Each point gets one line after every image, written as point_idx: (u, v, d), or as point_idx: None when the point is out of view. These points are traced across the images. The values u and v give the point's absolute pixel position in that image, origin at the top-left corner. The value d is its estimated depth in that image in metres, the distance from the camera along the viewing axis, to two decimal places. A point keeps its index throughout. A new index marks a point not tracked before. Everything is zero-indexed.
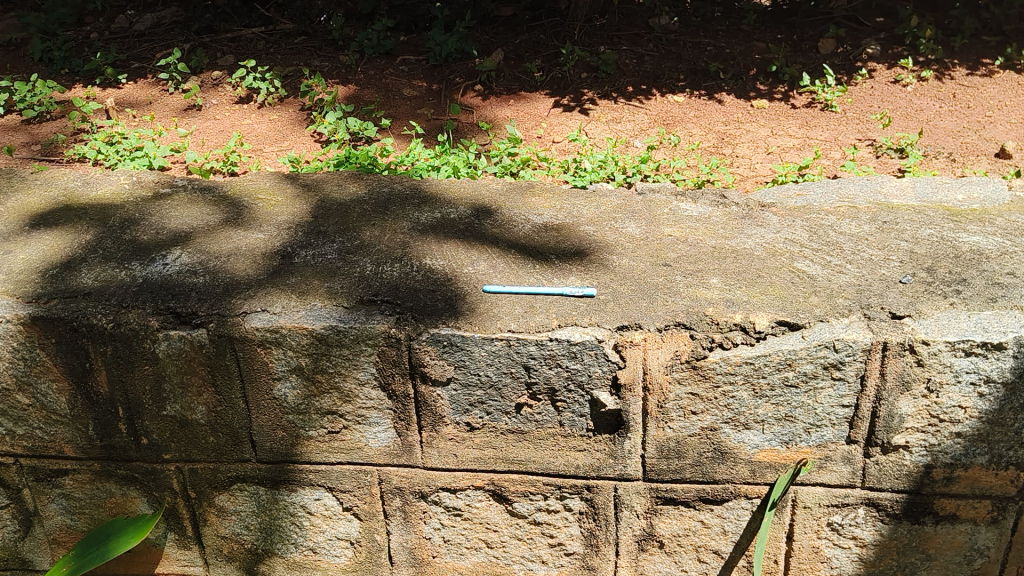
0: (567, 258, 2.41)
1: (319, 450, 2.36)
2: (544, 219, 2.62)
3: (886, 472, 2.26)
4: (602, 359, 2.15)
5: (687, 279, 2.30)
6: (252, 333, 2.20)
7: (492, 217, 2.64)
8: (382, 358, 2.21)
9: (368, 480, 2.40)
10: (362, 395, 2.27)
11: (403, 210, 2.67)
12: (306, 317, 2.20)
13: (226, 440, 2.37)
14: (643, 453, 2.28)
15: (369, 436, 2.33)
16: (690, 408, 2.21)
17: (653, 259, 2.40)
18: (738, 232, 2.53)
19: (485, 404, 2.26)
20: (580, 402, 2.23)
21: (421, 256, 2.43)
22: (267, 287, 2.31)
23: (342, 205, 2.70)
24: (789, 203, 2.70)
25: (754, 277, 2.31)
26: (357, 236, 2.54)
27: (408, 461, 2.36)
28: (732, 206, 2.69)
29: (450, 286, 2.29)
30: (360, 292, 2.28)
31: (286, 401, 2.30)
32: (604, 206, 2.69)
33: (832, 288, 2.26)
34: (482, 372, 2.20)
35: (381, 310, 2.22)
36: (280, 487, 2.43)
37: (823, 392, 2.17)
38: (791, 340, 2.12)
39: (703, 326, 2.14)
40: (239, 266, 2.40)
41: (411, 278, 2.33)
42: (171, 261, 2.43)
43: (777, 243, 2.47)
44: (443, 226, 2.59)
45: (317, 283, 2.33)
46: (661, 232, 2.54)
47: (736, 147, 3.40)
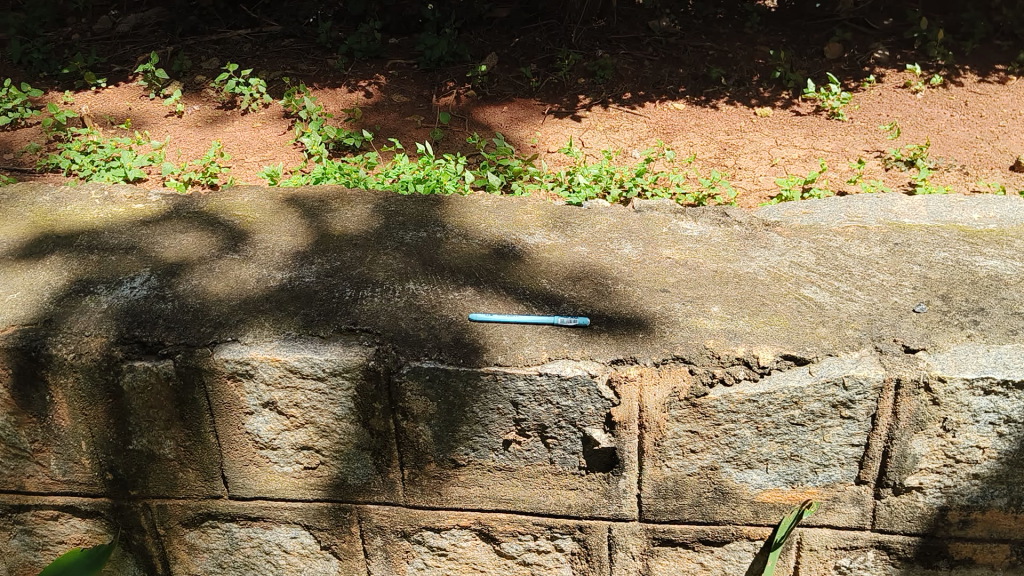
0: (559, 282, 2.27)
1: (295, 487, 2.23)
2: (536, 239, 2.47)
3: (898, 515, 2.12)
4: (595, 396, 2.01)
5: (687, 307, 2.16)
6: (221, 365, 2.07)
7: (481, 236, 2.49)
8: (360, 392, 2.07)
9: (347, 519, 2.27)
10: (340, 430, 2.13)
11: (387, 228, 2.53)
12: (278, 349, 2.06)
13: (196, 476, 2.23)
14: (639, 492, 2.14)
15: (347, 472, 2.19)
16: (689, 446, 2.07)
17: (651, 284, 2.26)
18: (741, 255, 2.38)
19: (471, 440, 2.11)
20: (571, 440, 2.09)
21: (405, 280, 2.29)
22: (239, 314, 2.17)
23: (323, 223, 2.56)
24: (795, 222, 2.55)
25: (758, 305, 2.17)
26: (338, 256, 2.40)
27: (390, 499, 2.22)
28: (735, 225, 2.55)
29: (434, 313, 2.15)
30: (338, 319, 2.14)
31: (259, 436, 2.16)
32: (599, 224, 2.55)
33: (841, 317, 2.13)
34: (467, 408, 2.06)
35: (360, 340, 2.08)
36: (254, 524, 2.30)
37: (831, 431, 2.03)
38: (797, 376, 1.98)
39: (703, 360, 2.00)
40: (211, 290, 2.26)
41: (393, 303, 2.19)
42: (139, 284, 2.28)
43: (783, 267, 2.33)
44: (429, 245, 2.44)
45: (293, 309, 2.19)
46: (660, 253, 2.40)
47: (738, 158, 3.26)
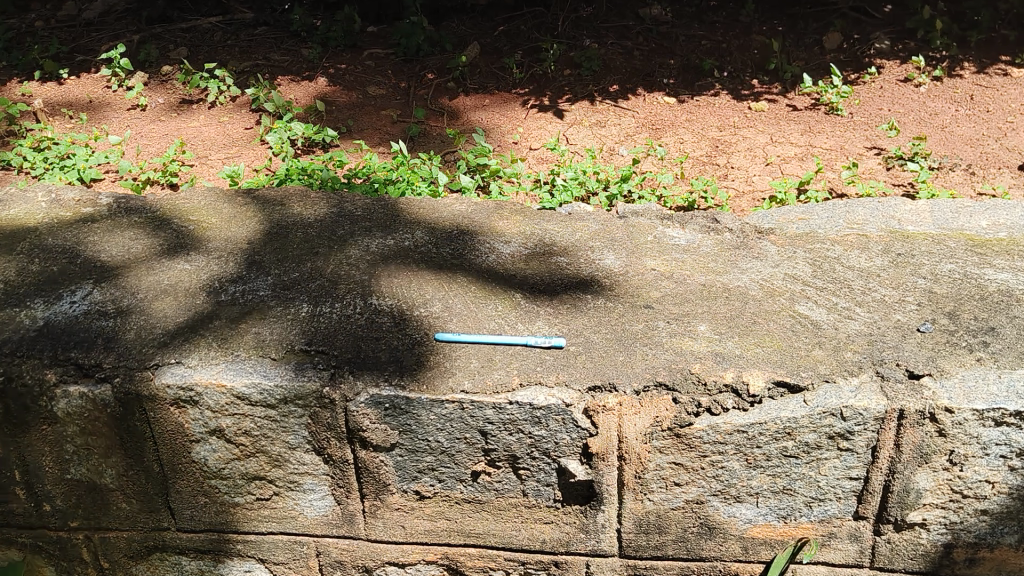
0: (535, 297, 2.09)
1: (248, 518, 2.06)
2: (511, 248, 2.30)
3: (899, 552, 1.96)
4: (571, 425, 1.83)
5: (672, 326, 1.99)
6: (163, 391, 1.89)
7: (453, 244, 2.31)
8: (315, 420, 1.90)
9: (304, 552, 2.11)
10: (294, 460, 1.97)
11: (351, 235, 2.35)
12: (225, 373, 1.88)
13: (141, 507, 2.06)
14: (619, 527, 1.97)
15: (304, 504, 2.03)
16: (672, 479, 1.90)
17: (633, 299, 2.09)
18: (731, 266, 2.21)
19: (436, 471, 1.94)
20: (546, 471, 1.92)
21: (367, 294, 2.11)
22: (185, 333, 1.99)
23: (284, 230, 2.38)
24: (790, 229, 2.38)
25: (749, 324, 2.00)
26: (296, 266, 2.22)
27: (349, 532, 2.06)
28: (726, 233, 2.37)
29: (397, 332, 1.98)
30: (293, 339, 1.97)
31: (206, 465, 1.99)
32: (580, 231, 2.37)
33: (839, 338, 1.95)
34: (432, 437, 1.89)
35: (314, 363, 1.90)
36: (205, 556, 2.13)
37: (828, 464, 1.86)
38: (791, 405, 1.81)
39: (688, 387, 1.82)
40: (156, 305, 2.08)
41: (353, 321, 2.02)
42: (80, 298, 2.10)
43: (777, 281, 2.16)
44: (395, 254, 2.27)
45: (244, 327, 2.01)
46: (644, 264, 2.22)
47: (731, 156, 3.08)
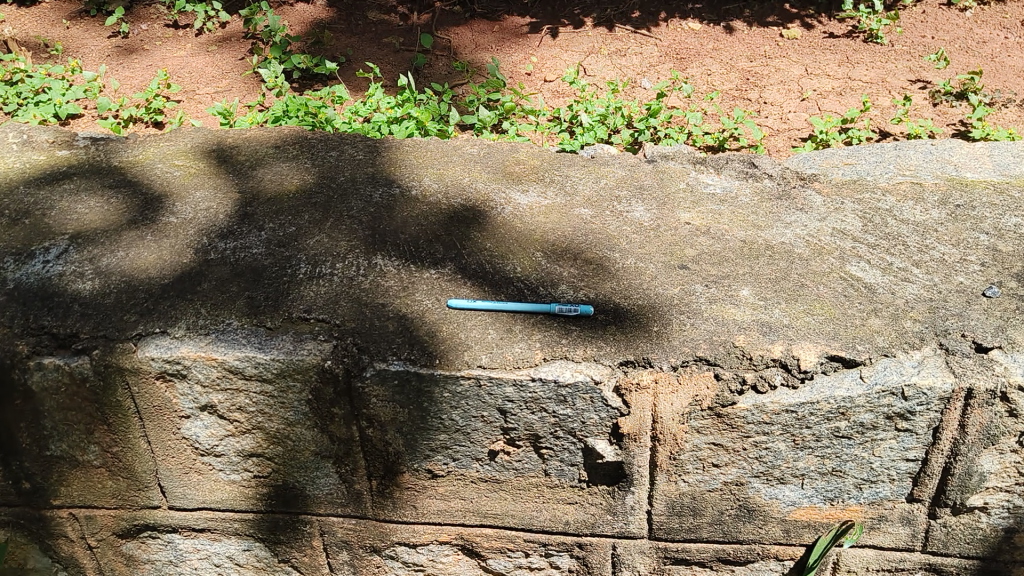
0: (557, 256, 1.89)
1: (244, 497, 1.90)
2: (529, 198, 2.09)
3: (955, 537, 1.80)
4: (600, 405, 1.65)
5: (710, 291, 1.79)
6: (148, 364, 1.71)
7: (465, 194, 2.10)
8: (316, 396, 1.72)
9: (306, 532, 1.94)
10: (294, 437, 1.79)
11: (353, 184, 2.14)
12: (216, 345, 1.70)
13: (128, 485, 1.89)
14: (649, 509, 1.81)
15: (305, 482, 1.86)
16: (710, 460, 1.73)
17: (666, 259, 1.89)
18: (773, 220, 2.00)
19: (450, 450, 1.77)
20: (571, 451, 1.74)
21: (371, 252, 1.91)
22: (171, 298, 1.80)
23: (279, 178, 2.17)
24: (836, 176, 2.16)
25: (795, 288, 1.80)
26: (293, 220, 2.02)
27: (356, 512, 1.89)
28: (766, 181, 2.16)
29: (406, 298, 1.78)
30: (290, 305, 1.77)
31: (198, 442, 1.82)
32: (605, 179, 2.16)
33: (897, 305, 1.76)
34: (445, 416, 1.71)
35: (315, 334, 1.71)
36: (200, 535, 1.98)
37: (883, 445, 1.69)
38: (845, 382, 1.63)
39: (731, 362, 1.64)
40: (139, 265, 1.88)
41: (357, 285, 1.82)
42: (54, 257, 1.90)
43: (824, 237, 1.95)
44: (401, 206, 2.06)
45: (236, 292, 1.81)
46: (677, 218, 2.01)
47: (763, 90, 2.84)
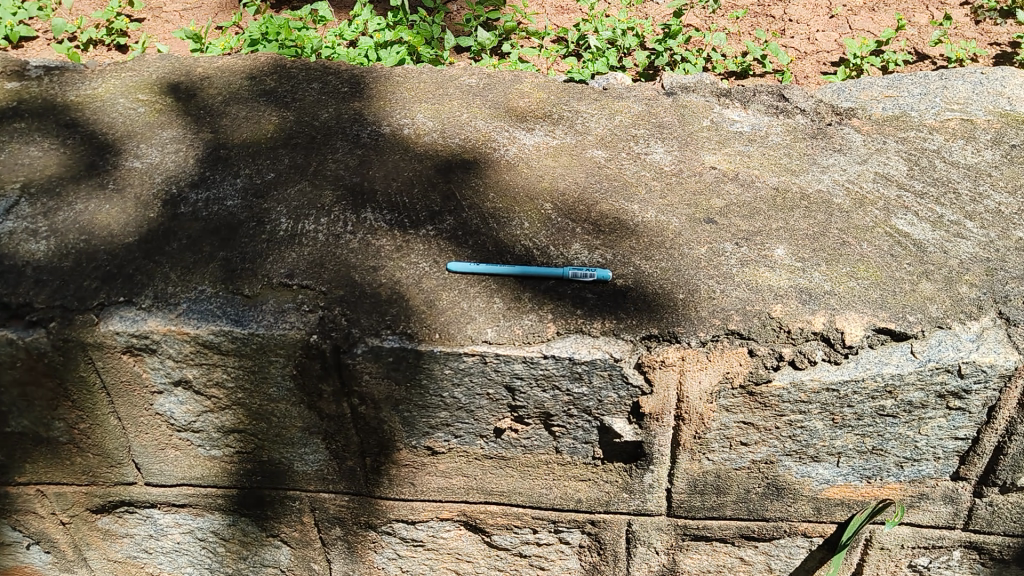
0: (568, 208, 1.69)
1: (227, 473, 1.74)
2: (535, 138, 1.87)
3: (1002, 515, 1.67)
4: (619, 382, 1.48)
5: (741, 251, 1.60)
6: (112, 338, 1.52)
7: (463, 134, 1.88)
8: (302, 372, 1.54)
9: (296, 507, 1.79)
10: (279, 413, 1.62)
11: (337, 123, 1.92)
12: (188, 317, 1.51)
13: (99, 462, 1.73)
14: (670, 487, 1.66)
15: (293, 457, 1.70)
16: (738, 439, 1.57)
17: (690, 211, 1.69)
18: (809, 163, 1.80)
19: (452, 426, 1.61)
20: (585, 429, 1.58)
21: (361, 205, 1.70)
22: (136, 262, 1.60)
23: (255, 117, 1.94)
24: (876, 111, 1.94)
25: (835, 246, 1.61)
26: (271, 165, 1.81)
27: (349, 488, 1.74)
28: (798, 117, 1.94)
29: (401, 260, 1.59)
30: (270, 269, 1.58)
31: (173, 418, 1.65)
32: (620, 115, 1.94)
33: (951, 266, 1.57)
34: (446, 393, 1.54)
35: (298, 304, 1.53)
36: (181, 510, 1.82)
37: (931, 423, 1.53)
38: (895, 358, 1.46)
39: (767, 335, 1.46)
40: (99, 222, 1.68)
41: (344, 244, 1.62)
42: (3, 212, 1.69)
43: (865, 183, 1.75)
44: (392, 148, 1.84)
45: (209, 254, 1.62)
46: (701, 161, 1.81)
47: (787, 5, 2.59)
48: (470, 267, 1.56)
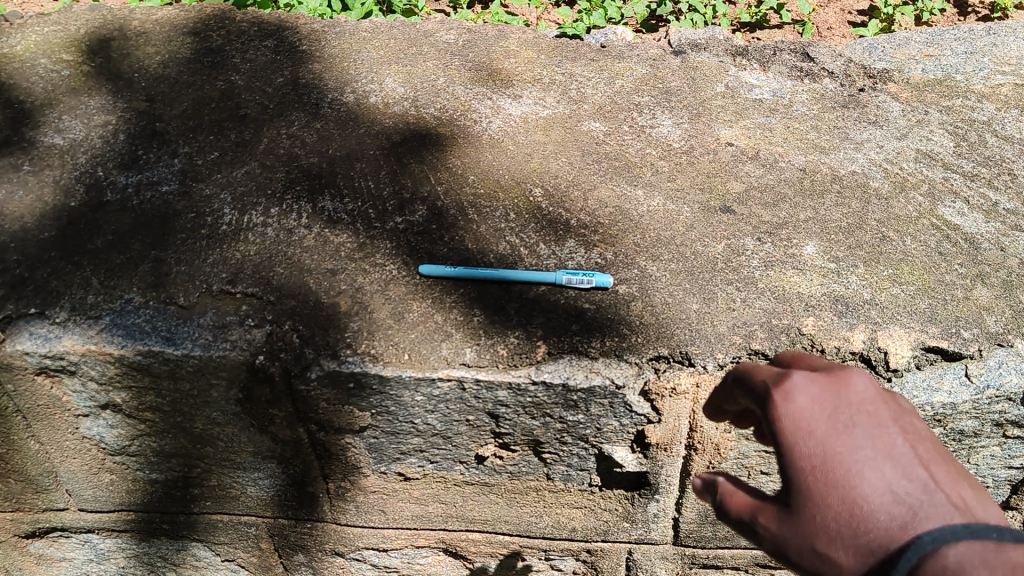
0: (561, 194, 1.45)
1: (171, 498, 1.52)
2: (523, 106, 1.61)
3: None
4: (622, 411, 1.26)
5: (765, 248, 1.36)
6: (21, 359, 1.28)
7: (439, 102, 1.62)
8: (248, 396, 1.31)
9: (253, 533, 1.58)
10: (226, 437, 1.40)
11: (293, 89, 1.66)
12: (110, 334, 1.27)
13: (23, 488, 1.51)
14: (678, 517, 1.45)
15: (246, 483, 1.48)
16: (759, 468, 1.36)
17: (704, 197, 1.44)
18: (840, 138, 1.56)
19: (426, 453, 1.38)
20: (581, 456, 1.36)
21: (318, 193, 1.46)
22: (51, 263, 1.35)
23: (197, 81, 1.67)
24: (915, 74, 1.70)
25: (874, 242, 1.38)
26: (215, 142, 1.55)
27: (311, 515, 1.53)
28: (826, 81, 1.68)
29: (363, 262, 1.35)
30: (208, 273, 1.34)
31: (104, 443, 1.42)
32: (620, 80, 1.68)
33: (1010, 267, 1.34)
34: (418, 419, 1.31)
35: (242, 318, 1.29)
36: (122, 535, 1.61)
37: (983, 452, 1.34)
38: (946, 383, 1.24)
39: None
40: (9, 212, 1.42)
41: (298, 241, 1.38)
42: None
43: (906, 162, 1.51)
44: (356, 121, 1.59)
45: (138, 253, 1.37)
46: (716, 136, 1.56)
47: None
48: (445, 271, 1.32)
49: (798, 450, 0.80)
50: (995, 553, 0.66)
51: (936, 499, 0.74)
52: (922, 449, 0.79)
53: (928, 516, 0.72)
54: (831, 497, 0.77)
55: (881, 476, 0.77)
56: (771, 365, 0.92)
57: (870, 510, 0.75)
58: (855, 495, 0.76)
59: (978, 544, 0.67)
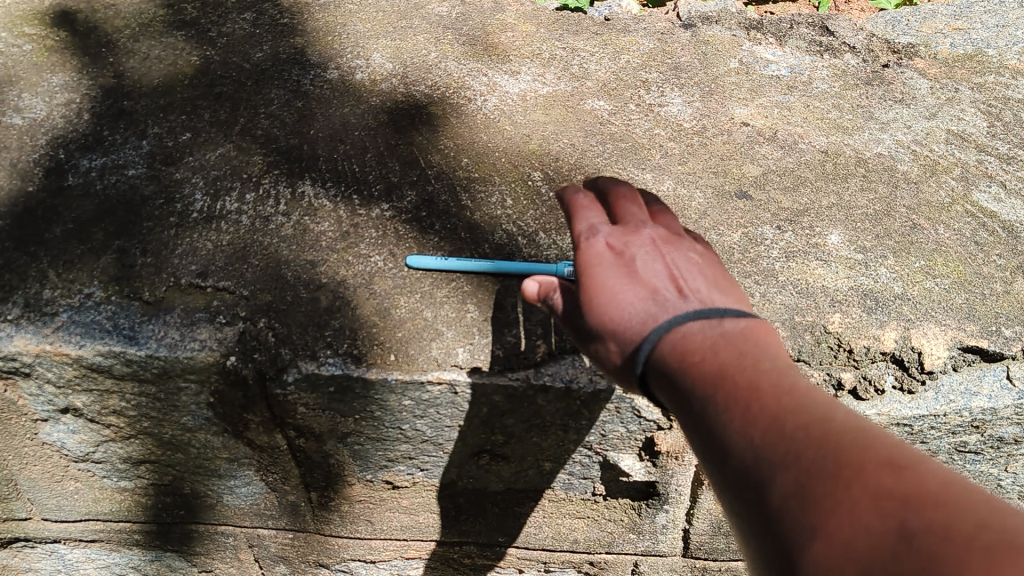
0: (562, 178, 1.33)
1: (141, 507, 1.41)
2: (521, 83, 1.49)
3: None
4: (631, 416, 1.18)
5: (786, 237, 1.24)
6: None
7: (431, 79, 1.50)
8: (221, 400, 1.20)
9: (231, 543, 1.48)
10: (198, 443, 1.29)
11: (273, 64, 1.54)
12: (68, 332, 1.16)
13: None
14: (688, 527, 1.38)
15: (221, 491, 1.37)
16: None
17: (718, 181, 1.33)
18: (864, 117, 1.44)
19: (415, 459, 1.28)
20: (584, 464, 1.27)
21: (298, 177, 1.34)
22: (4, 254, 1.23)
23: (169, 57, 1.55)
24: (943, 48, 1.58)
25: (904, 230, 1.26)
26: (187, 123, 1.43)
27: (293, 525, 1.42)
28: (847, 56, 1.56)
29: (346, 253, 1.23)
30: (177, 265, 1.22)
31: (66, 449, 1.31)
32: (626, 55, 1.56)
33: None
34: (407, 425, 1.21)
35: (213, 315, 1.17)
36: (91, 545, 1.50)
37: (1019, 460, 1.25)
38: (985, 387, 1.15)
39: (821, 357, 1.13)
40: None
41: (275, 230, 1.26)
42: None
43: (936, 144, 1.40)
44: (340, 98, 1.47)
45: (101, 243, 1.25)
46: (730, 115, 1.44)
47: None
48: (435, 262, 1.20)
49: (589, 273, 0.89)
50: (713, 327, 0.79)
51: (687, 307, 0.83)
52: (701, 268, 0.89)
53: (672, 310, 0.82)
54: (598, 299, 0.87)
55: (650, 285, 0.86)
56: (601, 202, 1.00)
57: (631, 318, 0.84)
58: (622, 303, 0.85)
59: (700, 319, 0.81)
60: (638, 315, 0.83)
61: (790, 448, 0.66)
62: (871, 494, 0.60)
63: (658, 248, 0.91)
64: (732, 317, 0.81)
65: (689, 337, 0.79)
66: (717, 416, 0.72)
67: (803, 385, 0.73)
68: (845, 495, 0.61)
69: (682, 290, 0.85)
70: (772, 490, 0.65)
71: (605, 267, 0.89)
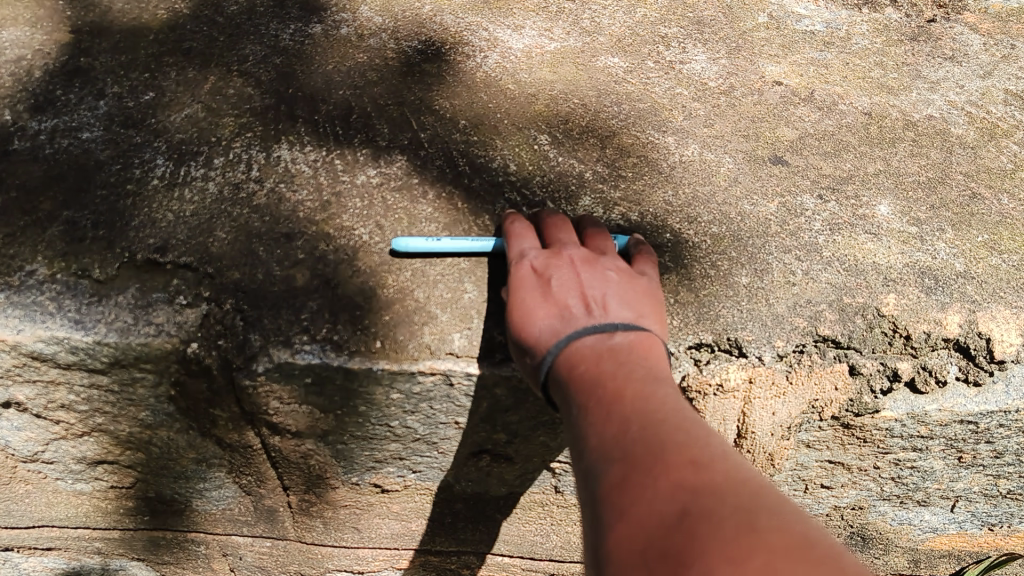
0: (573, 142, 1.17)
1: (101, 512, 1.26)
2: (526, 39, 1.34)
3: None
4: None
5: (829, 208, 1.09)
6: None
7: (425, 34, 1.34)
8: (183, 393, 1.05)
9: (203, 552, 1.33)
10: (160, 442, 1.13)
11: (249, 18, 1.38)
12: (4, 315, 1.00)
13: None
14: None
15: (190, 495, 1.22)
16: (818, 482, 1.10)
17: (750, 145, 1.17)
18: (912, 75, 1.28)
19: (406, 460, 1.13)
20: None
21: (274, 140, 1.18)
22: None
23: (133, 10, 1.39)
24: (994, 3, 1.43)
25: (964, 200, 1.11)
26: (151, 80, 1.27)
27: (270, 532, 1.27)
28: (888, 10, 1.40)
29: (327, 225, 1.07)
30: (132, 238, 1.06)
31: (12, 448, 1.16)
32: (643, 8, 1.40)
33: None
34: (396, 422, 1.06)
35: (172, 295, 1.02)
36: (48, 553, 1.35)
37: None
38: None
39: (876, 343, 0.97)
40: None
41: (246, 200, 1.10)
42: None
43: (992, 105, 1.25)
44: (323, 54, 1.31)
45: (48, 213, 1.09)
46: (760, 73, 1.28)
47: None
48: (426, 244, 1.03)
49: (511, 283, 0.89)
50: (604, 342, 0.81)
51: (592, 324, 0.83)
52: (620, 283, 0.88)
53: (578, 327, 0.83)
54: (512, 314, 0.87)
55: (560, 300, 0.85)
56: (544, 215, 0.98)
57: (538, 332, 0.84)
58: (532, 318, 0.85)
59: (595, 333, 0.82)
60: (545, 330, 0.84)
61: (632, 450, 0.69)
62: (671, 485, 0.64)
63: (580, 267, 0.89)
64: (623, 332, 0.83)
65: (579, 350, 0.81)
66: (583, 411, 0.76)
67: (668, 395, 0.75)
68: (652, 487, 0.65)
69: (595, 307, 0.84)
70: (601, 473, 0.70)
71: (528, 289, 0.88)
